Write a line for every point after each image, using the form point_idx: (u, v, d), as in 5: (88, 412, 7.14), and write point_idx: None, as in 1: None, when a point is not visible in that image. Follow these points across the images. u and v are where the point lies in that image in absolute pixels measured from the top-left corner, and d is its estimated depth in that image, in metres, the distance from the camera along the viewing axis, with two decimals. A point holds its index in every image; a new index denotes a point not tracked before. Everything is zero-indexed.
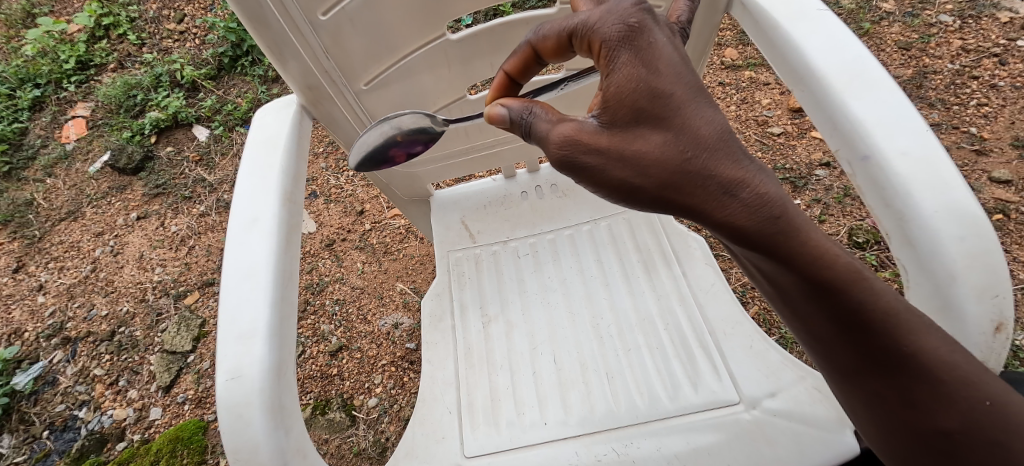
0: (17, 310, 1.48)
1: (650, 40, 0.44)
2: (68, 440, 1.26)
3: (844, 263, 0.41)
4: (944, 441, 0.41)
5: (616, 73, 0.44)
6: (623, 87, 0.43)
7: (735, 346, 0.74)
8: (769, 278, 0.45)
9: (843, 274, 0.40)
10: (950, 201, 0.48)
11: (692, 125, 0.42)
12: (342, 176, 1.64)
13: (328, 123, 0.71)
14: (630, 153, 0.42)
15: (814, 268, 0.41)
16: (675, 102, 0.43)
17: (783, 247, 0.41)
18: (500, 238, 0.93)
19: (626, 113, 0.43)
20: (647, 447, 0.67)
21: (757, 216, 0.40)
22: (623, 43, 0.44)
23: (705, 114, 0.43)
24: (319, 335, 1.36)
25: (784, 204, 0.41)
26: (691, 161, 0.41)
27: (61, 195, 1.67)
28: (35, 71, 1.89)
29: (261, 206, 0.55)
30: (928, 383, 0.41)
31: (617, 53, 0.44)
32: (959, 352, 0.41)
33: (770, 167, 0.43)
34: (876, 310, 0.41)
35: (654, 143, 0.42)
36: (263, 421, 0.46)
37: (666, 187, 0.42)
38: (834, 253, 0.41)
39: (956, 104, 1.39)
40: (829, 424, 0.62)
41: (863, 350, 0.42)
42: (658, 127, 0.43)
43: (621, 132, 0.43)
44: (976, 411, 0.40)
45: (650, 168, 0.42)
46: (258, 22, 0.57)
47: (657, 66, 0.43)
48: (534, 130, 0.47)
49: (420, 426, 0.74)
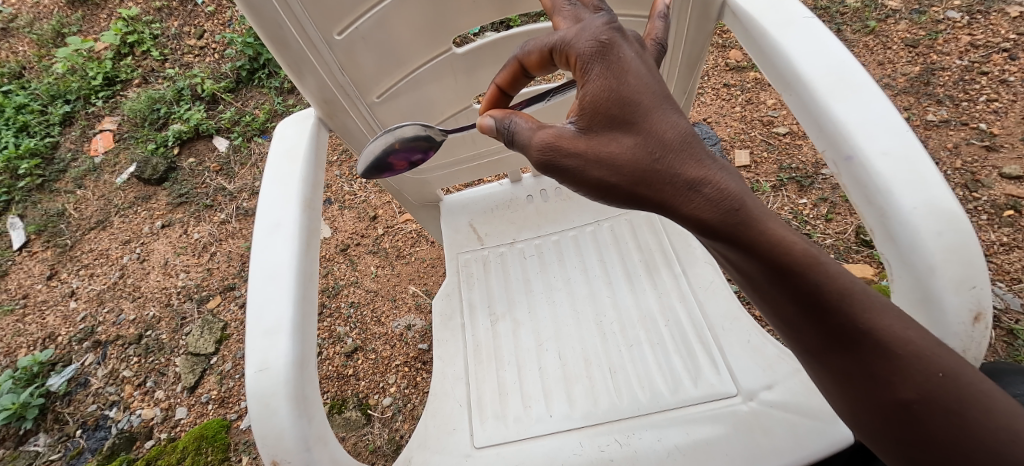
0: (50, 315, 1.56)
1: (620, 55, 0.48)
2: (99, 438, 1.33)
3: (801, 249, 0.44)
4: (905, 412, 0.44)
5: (591, 83, 0.48)
6: (597, 96, 0.47)
7: (731, 341, 0.77)
8: (737, 268, 0.49)
9: (801, 260, 0.44)
10: (928, 196, 0.51)
11: (658, 129, 0.46)
12: (356, 183, 1.69)
13: (343, 133, 0.76)
14: (605, 155, 0.46)
15: (774, 254, 0.44)
16: (643, 109, 0.47)
17: (744, 236, 0.44)
18: (507, 239, 0.98)
19: (601, 119, 0.47)
20: (647, 438, 0.70)
21: (719, 208, 0.44)
22: (595, 57, 0.48)
23: (670, 119, 0.47)
24: (336, 337, 1.41)
25: (743, 198, 0.45)
26: (658, 161, 0.45)
27: (90, 205, 1.76)
28: (65, 87, 1.98)
29: (284, 212, 0.60)
30: (884, 358, 0.44)
31: (591, 66, 0.48)
32: (914, 330, 0.44)
33: (731, 165, 0.47)
34: (833, 292, 0.44)
35: (626, 145, 0.46)
36: (288, 409, 0.50)
37: (638, 184, 0.46)
38: (792, 240, 0.44)
39: (965, 101, 1.39)
40: (823, 414, 0.65)
41: (825, 332, 0.45)
42: (629, 132, 0.46)
43: (597, 136, 0.47)
44: (931, 383, 0.43)
45: (624, 168, 0.46)
46: (278, 42, 0.62)
47: (627, 77, 0.47)
48: (515, 139, 0.50)
49: (432, 418, 0.78)
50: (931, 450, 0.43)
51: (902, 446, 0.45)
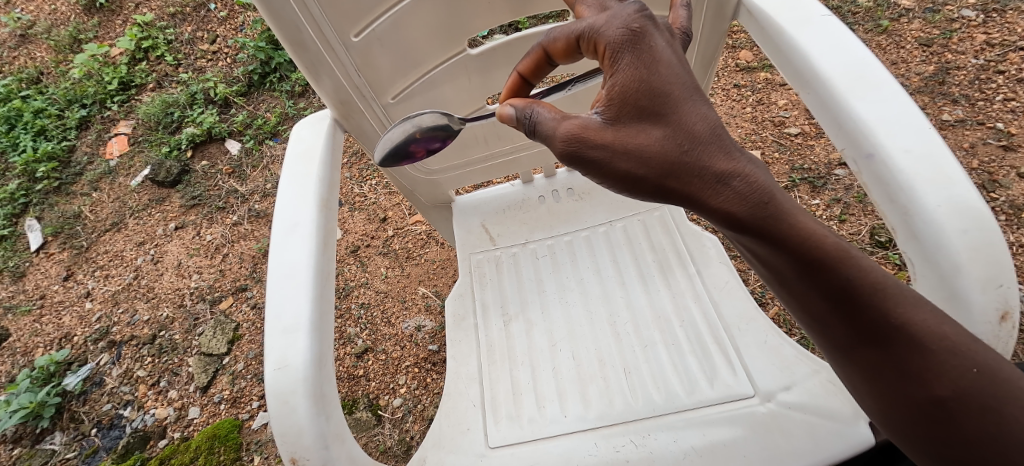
0: (66, 316, 1.58)
1: (651, 45, 0.48)
2: (114, 437, 1.34)
3: (831, 242, 0.44)
4: (937, 409, 0.43)
5: (620, 73, 0.47)
6: (627, 86, 0.47)
7: (748, 342, 0.77)
8: (763, 262, 0.48)
9: (829, 252, 0.44)
10: (952, 195, 0.50)
11: (688, 121, 0.47)
12: (366, 185, 1.70)
13: (358, 134, 0.76)
14: (633, 147, 0.46)
15: (802, 248, 0.44)
16: (673, 100, 0.47)
17: (773, 229, 0.44)
18: (519, 240, 0.97)
19: (630, 110, 0.47)
20: (664, 439, 0.69)
21: (748, 202, 0.44)
22: (626, 46, 0.48)
23: (699, 111, 0.47)
24: (346, 338, 1.42)
25: (772, 192, 0.45)
26: (687, 153, 0.46)
27: (105, 207, 1.78)
28: (81, 92, 2.01)
29: (301, 212, 0.61)
30: (917, 352, 0.43)
31: (621, 55, 0.48)
32: (948, 324, 0.43)
33: (760, 160, 0.47)
34: (863, 286, 0.43)
35: (655, 137, 0.46)
36: (307, 406, 0.50)
37: (666, 176, 0.46)
38: (822, 234, 0.44)
39: (981, 100, 1.38)
40: (844, 416, 0.64)
41: (854, 326, 0.45)
42: (657, 124, 0.47)
43: (624, 127, 0.47)
44: (964, 379, 0.42)
45: (652, 160, 0.46)
46: (296, 45, 0.63)
47: (658, 68, 0.47)
48: (538, 128, 0.50)
49: (446, 417, 0.78)
50: (964, 448, 0.42)
51: (933, 443, 0.44)
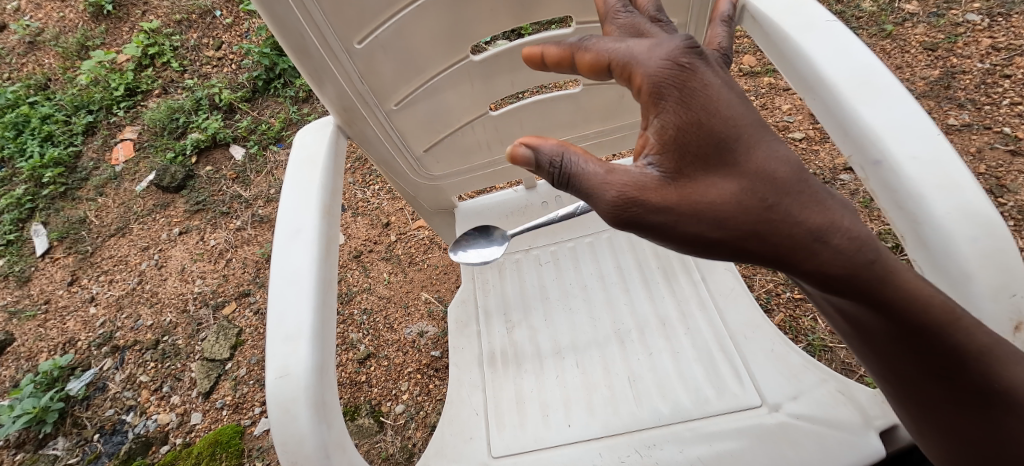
0: (71, 321, 1.58)
1: (701, 79, 0.43)
2: (117, 443, 1.34)
3: (918, 297, 0.41)
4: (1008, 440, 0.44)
5: (671, 116, 0.43)
6: (685, 133, 0.42)
7: (755, 350, 0.76)
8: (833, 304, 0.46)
9: (918, 309, 0.41)
10: (961, 202, 0.49)
11: (761, 165, 0.42)
12: (369, 190, 1.71)
13: (361, 141, 0.77)
14: (703, 206, 0.42)
15: (890, 304, 0.41)
16: (739, 144, 0.43)
17: (859, 287, 0.41)
18: (523, 246, 0.97)
19: (690, 161, 0.43)
20: (669, 450, 0.69)
21: (838, 258, 0.41)
22: (674, 86, 0.43)
23: (770, 152, 0.43)
24: (348, 343, 1.41)
25: (859, 244, 0.41)
26: (767, 207, 0.41)
27: (111, 212, 1.79)
28: (88, 98, 2.03)
29: (304, 218, 0.61)
30: (993, 392, 0.42)
31: (669, 97, 0.43)
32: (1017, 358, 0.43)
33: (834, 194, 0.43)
34: (949, 337, 0.41)
35: (728, 192, 0.42)
36: (308, 415, 0.50)
37: (743, 236, 0.42)
38: (907, 289, 0.41)
39: (988, 104, 1.36)
40: (853, 426, 0.63)
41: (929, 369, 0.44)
42: (726, 175, 0.42)
43: (688, 181, 0.42)
44: None
45: (726, 221, 0.42)
46: (299, 52, 0.63)
47: (714, 107, 0.43)
48: (581, 187, 0.45)
49: (449, 426, 0.77)
50: None
51: None
